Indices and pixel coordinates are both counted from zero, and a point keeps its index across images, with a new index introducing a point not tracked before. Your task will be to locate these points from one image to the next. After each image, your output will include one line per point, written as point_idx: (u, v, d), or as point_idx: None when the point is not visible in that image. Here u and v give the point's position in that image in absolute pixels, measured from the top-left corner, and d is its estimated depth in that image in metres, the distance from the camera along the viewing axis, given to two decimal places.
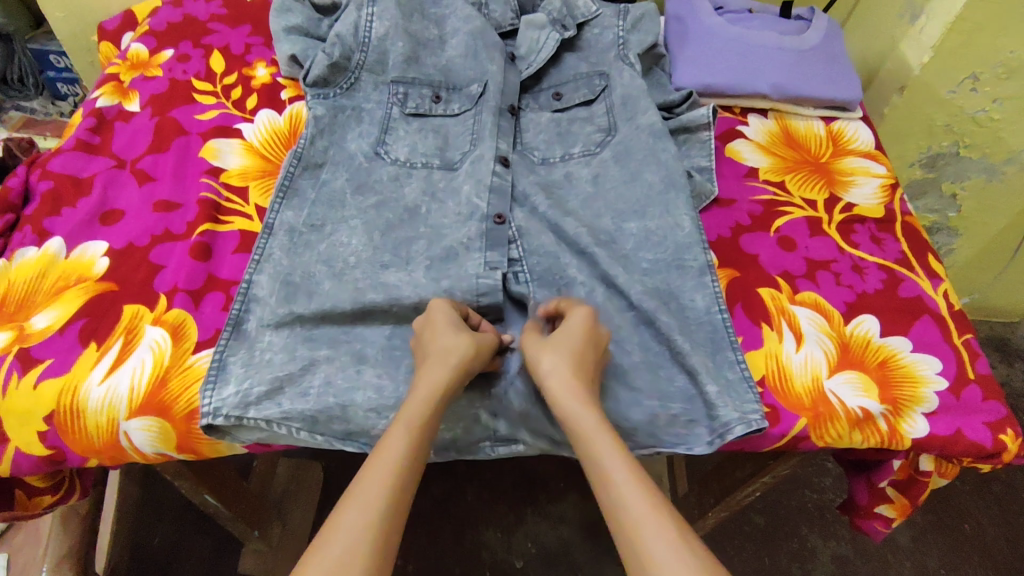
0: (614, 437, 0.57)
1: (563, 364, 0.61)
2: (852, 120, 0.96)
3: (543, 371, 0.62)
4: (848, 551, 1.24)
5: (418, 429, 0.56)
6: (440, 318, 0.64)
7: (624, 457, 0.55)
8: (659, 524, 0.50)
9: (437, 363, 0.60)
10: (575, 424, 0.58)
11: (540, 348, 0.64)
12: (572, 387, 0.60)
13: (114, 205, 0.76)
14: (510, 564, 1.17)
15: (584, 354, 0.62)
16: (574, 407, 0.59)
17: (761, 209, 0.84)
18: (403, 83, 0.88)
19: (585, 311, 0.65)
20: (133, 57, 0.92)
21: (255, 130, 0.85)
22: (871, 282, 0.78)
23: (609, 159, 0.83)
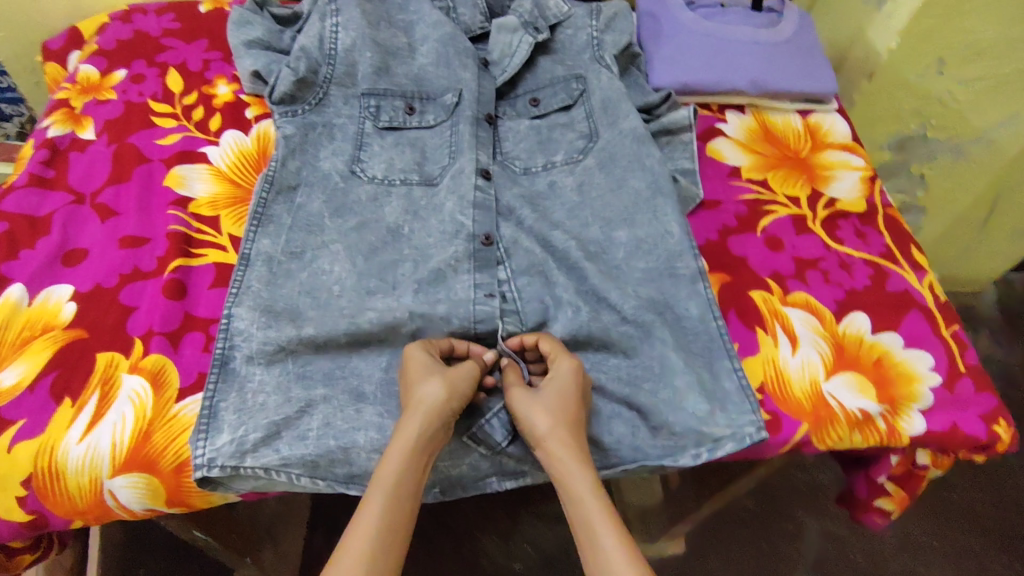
0: (604, 503, 0.56)
1: (553, 425, 0.59)
2: (828, 112, 0.97)
3: (535, 431, 0.60)
4: (840, 530, 1.24)
5: (397, 494, 0.56)
6: (416, 367, 0.62)
7: (613, 527, 0.55)
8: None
9: (413, 420, 0.58)
10: (566, 485, 0.58)
11: (530, 405, 0.61)
12: (566, 449, 0.58)
13: (77, 243, 0.71)
14: (509, 568, 1.15)
15: (574, 411, 0.60)
16: (567, 467, 0.58)
17: (746, 209, 0.84)
18: (375, 96, 0.85)
19: (572, 361, 0.62)
20: (83, 80, 0.87)
21: (221, 153, 0.80)
22: (859, 278, 0.78)
23: (593, 166, 0.81)
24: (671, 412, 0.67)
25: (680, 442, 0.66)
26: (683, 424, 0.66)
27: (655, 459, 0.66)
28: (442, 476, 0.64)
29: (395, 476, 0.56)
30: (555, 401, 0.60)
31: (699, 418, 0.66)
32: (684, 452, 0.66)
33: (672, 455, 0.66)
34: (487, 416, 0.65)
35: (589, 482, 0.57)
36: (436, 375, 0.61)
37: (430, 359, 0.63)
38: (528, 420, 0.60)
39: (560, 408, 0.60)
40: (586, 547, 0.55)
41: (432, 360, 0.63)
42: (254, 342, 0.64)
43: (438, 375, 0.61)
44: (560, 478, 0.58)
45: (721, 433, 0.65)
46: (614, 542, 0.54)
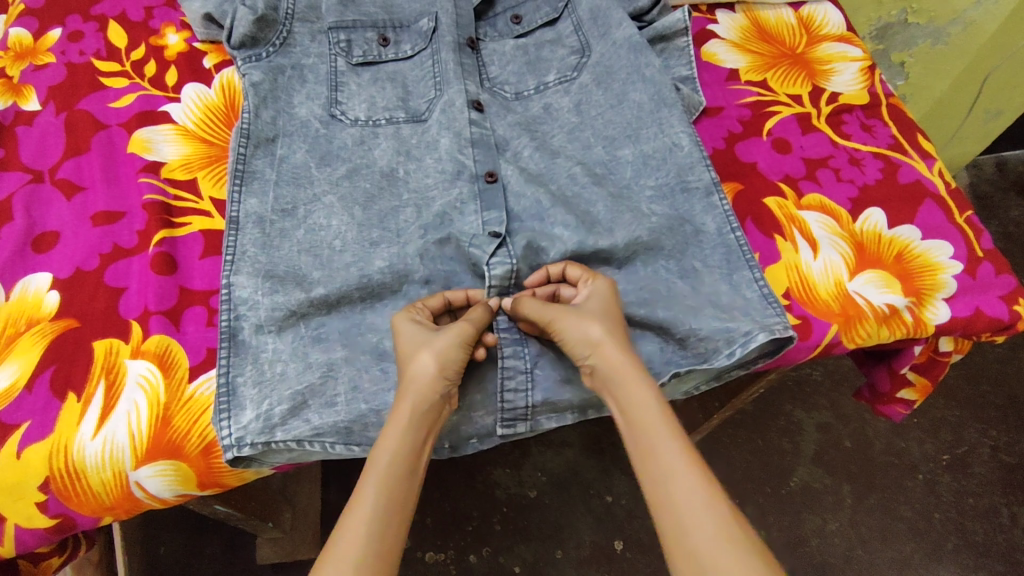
0: (665, 411, 0.55)
1: (607, 330, 0.59)
2: (820, 3, 0.92)
3: (586, 336, 0.58)
4: (832, 419, 1.28)
5: (393, 467, 0.52)
6: (404, 340, 0.58)
7: (673, 434, 0.54)
8: (705, 505, 0.49)
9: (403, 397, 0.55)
10: (626, 393, 0.56)
11: (581, 315, 0.59)
12: (623, 354, 0.58)
13: (45, 226, 0.65)
14: (524, 496, 1.16)
15: (620, 325, 0.61)
16: (626, 375, 0.57)
17: (750, 112, 0.80)
18: (343, 29, 0.77)
19: (609, 280, 0.63)
20: (15, 44, 0.78)
21: (184, 110, 0.73)
22: (870, 173, 0.77)
23: (589, 83, 0.77)
24: (692, 320, 0.64)
25: (710, 346, 0.63)
26: (708, 328, 0.63)
27: (684, 367, 0.63)
28: (478, 426, 0.62)
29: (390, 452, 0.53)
30: (603, 313, 0.60)
31: (721, 317, 0.64)
32: (717, 354, 0.62)
33: (705, 360, 0.63)
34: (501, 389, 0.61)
35: (651, 391, 0.56)
36: (425, 345, 0.57)
37: (420, 328, 0.58)
38: (580, 328, 0.59)
39: (613, 319, 0.60)
40: (646, 452, 0.54)
41: (422, 329, 0.58)
42: (263, 311, 0.60)
43: (422, 347, 0.57)
44: (618, 386, 0.57)
45: (749, 327, 0.62)
46: (675, 448, 0.53)
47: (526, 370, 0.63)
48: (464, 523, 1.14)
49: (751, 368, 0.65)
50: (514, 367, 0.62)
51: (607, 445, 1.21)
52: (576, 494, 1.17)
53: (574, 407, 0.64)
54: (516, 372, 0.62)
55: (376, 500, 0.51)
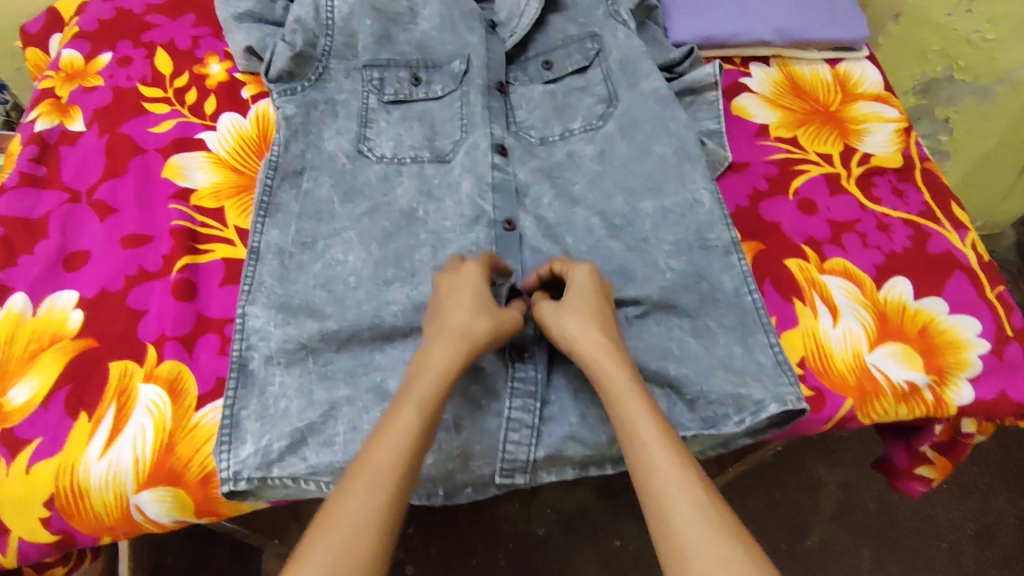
0: (646, 403, 0.52)
1: (580, 325, 0.58)
2: (859, 59, 0.91)
3: (562, 332, 0.58)
4: (853, 478, 1.23)
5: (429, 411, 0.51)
6: (462, 298, 0.58)
7: (655, 423, 0.51)
8: (692, 497, 0.46)
9: (455, 343, 0.55)
10: (606, 389, 0.54)
11: (558, 313, 0.59)
12: (598, 347, 0.56)
13: (77, 246, 0.68)
14: (532, 534, 1.15)
15: (603, 316, 0.59)
16: (605, 368, 0.55)
17: (777, 170, 0.79)
18: (377, 67, 0.79)
19: (589, 270, 0.62)
20: (66, 65, 0.82)
21: (219, 138, 0.76)
22: (898, 240, 0.74)
23: (614, 133, 0.77)
24: (704, 380, 0.62)
25: (719, 411, 0.61)
26: (720, 391, 0.61)
27: (691, 431, 0.60)
28: (474, 476, 0.60)
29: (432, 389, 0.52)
30: (585, 304, 0.59)
31: (733, 381, 0.62)
32: (726, 420, 0.61)
33: (714, 426, 0.61)
34: (501, 442, 0.59)
35: (631, 382, 0.54)
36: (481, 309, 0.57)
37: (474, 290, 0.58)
38: (558, 322, 0.59)
39: (590, 313, 0.58)
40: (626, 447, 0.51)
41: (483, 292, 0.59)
42: (273, 342, 0.62)
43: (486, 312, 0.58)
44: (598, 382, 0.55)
45: (762, 395, 0.60)
46: (657, 438, 0.50)
47: (531, 426, 0.60)
48: (467, 555, 1.13)
49: (759, 437, 0.63)
50: (520, 420, 0.60)
51: (619, 489, 1.19)
52: (585, 537, 1.15)
53: (576, 463, 0.61)
54: (521, 426, 0.60)
55: (411, 434, 0.49)
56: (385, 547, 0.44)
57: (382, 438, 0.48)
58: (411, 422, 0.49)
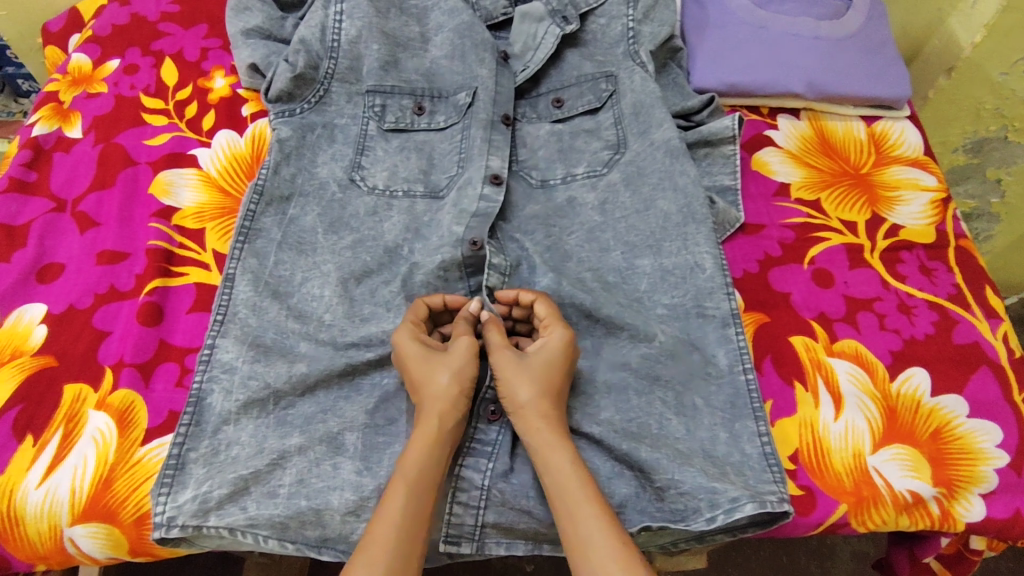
0: (582, 475, 0.52)
1: (535, 397, 0.55)
2: (898, 119, 0.85)
3: (514, 396, 0.56)
4: (872, 547, 1.01)
5: (421, 478, 0.52)
6: (413, 365, 0.57)
7: (593, 499, 0.51)
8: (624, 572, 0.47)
9: (433, 409, 0.55)
10: (543, 460, 0.53)
11: (515, 371, 0.57)
12: (545, 421, 0.55)
13: (54, 257, 0.67)
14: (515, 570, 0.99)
15: (557, 383, 0.57)
16: (545, 440, 0.54)
17: (793, 235, 0.73)
18: (380, 94, 0.77)
19: (567, 333, 0.59)
20: (75, 69, 0.82)
21: (212, 155, 0.74)
22: (921, 325, 0.68)
23: (618, 182, 0.72)
24: (676, 469, 0.56)
25: (690, 504, 0.56)
26: (692, 483, 0.56)
27: (657, 522, 0.56)
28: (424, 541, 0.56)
29: (418, 469, 0.52)
30: (541, 374, 0.57)
31: (710, 473, 0.56)
32: (696, 516, 0.55)
33: (683, 519, 0.56)
34: (448, 506, 0.55)
35: (568, 455, 0.53)
36: (445, 363, 0.57)
37: (423, 350, 0.57)
38: (511, 385, 0.56)
39: (545, 383, 0.56)
40: (566, 522, 0.51)
41: (434, 349, 0.58)
42: (237, 377, 0.59)
43: (462, 374, 0.57)
44: (538, 452, 0.54)
45: (737, 492, 0.55)
46: (593, 515, 0.50)
47: (480, 488, 0.56)
48: None
49: (739, 535, 0.57)
50: (470, 480, 0.56)
51: None
52: None
53: (528, 537, 0.56)
54: (470, 487, 0.56)
55: (403, 511, 0.50)
56: None
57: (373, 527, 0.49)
58: (398, 513, 0.50)
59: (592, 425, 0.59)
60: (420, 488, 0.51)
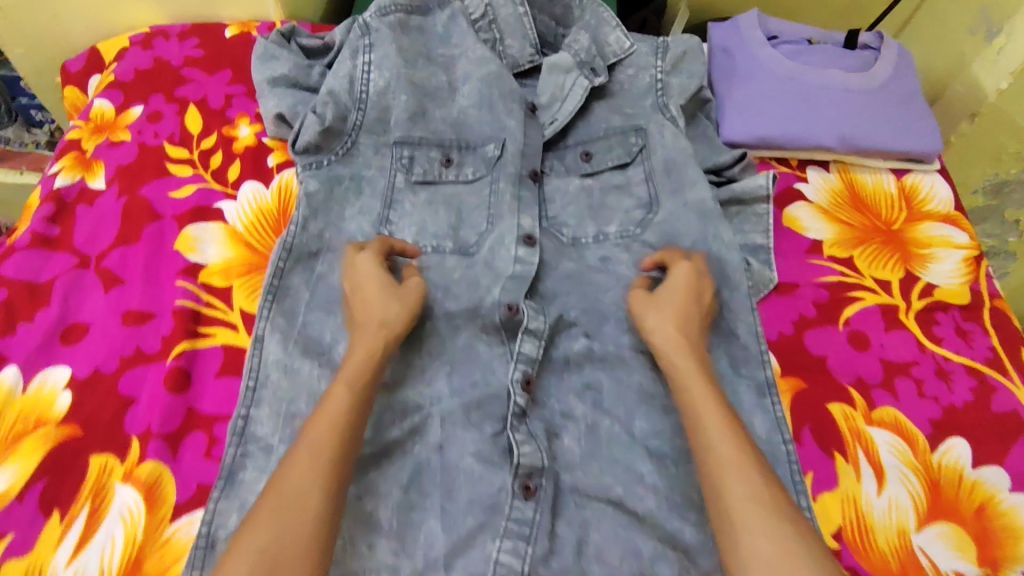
0: (714, 394, 0.54)
1: (681, 326, 0.60)
2: (929, 172, 0.84)
3: (656, 328, 0.60)
4: None
5: (362, 379, 0.54)
6: (364, 284, 0.61)
7: (720, 412, 0.53)
8: (753, 494, 0.48)
9: (371, 330, 0.58)
10: (678, 379, 0.56)
11: (649, 306, 0.62)
12: (679, 346, 0.58)
13: (78, 318, 0.66)
14: None
15: (689, 314, 0.61)
16: (679, 362, 0.57)
17: (827, 295, 0.73)
18: (408, 145, 0.76)
19: (687, 271, 0.64)
20: (96, 116, 0.80)
21: (237, 209, 0.73)
22: (959, 392, 0.67)
23: (651, 243, 0.72)
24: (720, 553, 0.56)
25: None
26: None
27: None
28: None
29: (356, 369, 0.55)
30: (674, 306, 0.61)
31: None
32: None
33: None
34: None
35: (701, 378, 0.56)
36: (387, 289, 0.61)
37: (375, 270, 0.62)
38: (647, 316, 0.61)
39: (674, 310, 0.60)
40: (694, 430, 0.53)
41: (381, 273, 0.62)
42: (274, 452, 0.57)
43: (395, 297, 0.61)
44: (673, 372, 0.57)
45: None
46: (722, 424, 0.52)
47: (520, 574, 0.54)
48: None
49: None
50: (509, 565, 0.54)
51: None
52: None
53: None
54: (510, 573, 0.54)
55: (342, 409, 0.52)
56: (335, 499, 0.48)
57: (314, 421, 0.51)
58: (337, 407, 0.52)
59: (631, 502, 0.58)
60: (362, 391, 0.53)
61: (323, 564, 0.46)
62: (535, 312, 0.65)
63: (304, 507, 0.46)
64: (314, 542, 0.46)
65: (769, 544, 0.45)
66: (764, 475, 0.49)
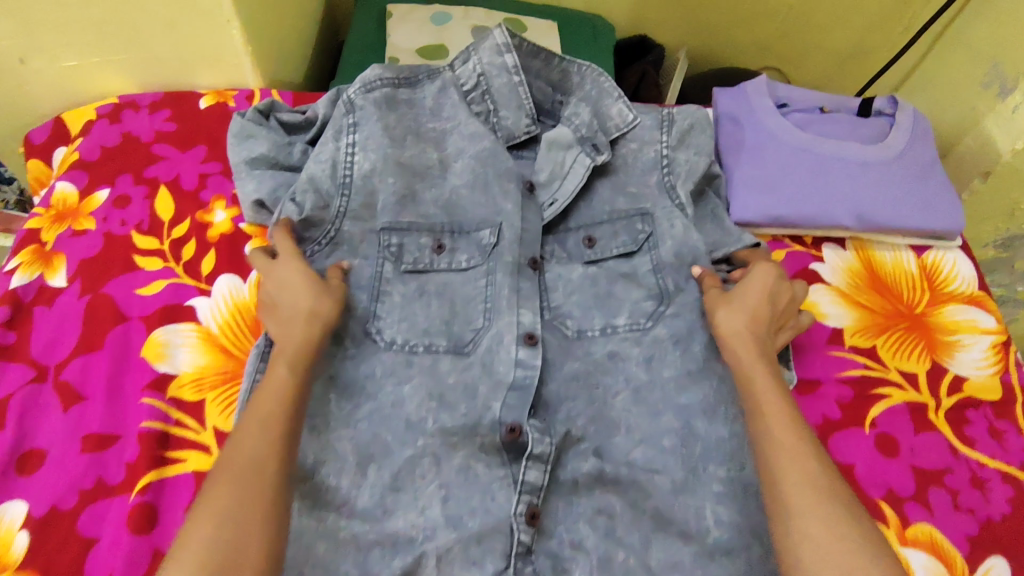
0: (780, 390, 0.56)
1: (750, 326, 0.62)
2: (949, 249, 0.79)
3: (724, 326, 0.62)
4: None
5: (301, 359, 0.56)
6: (286, 278, 0.61)
7: (786, 407, 0.54)
8: (804, 474, 0.49)
9: (299, 319, 0.58)
10: (744, 371, 0.58)
11: (723, 303, 0.64)
12: (750, 345, 0.60)
13: (35, 443, 0.59)
14: None
15: (763, 315, 0.63)
16: (748, 357, 0.59)
17: (851, 393, 0.68)
18: (396, 232, 0.70)
19: (770, 271, 0.65)
20: (59, 201, 0.74)
21: (211, 307, 0.67)
22: (996, 503, 0.63)
23: (665, 339, 0.66)
24: None
25: None
26: None
27: None
28: None
29: (294, 348, 0.56)
30: (751, 305, 0.63)
31: None
32: None
33: None
34: None
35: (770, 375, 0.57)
36: (308, 280, 0.61)
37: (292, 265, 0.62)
38: (717, 312, 0.64)
39: (747, 308, 0.62)
40: (758, 416, 0.55)
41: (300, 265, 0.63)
42: None
43: (320, 288, 0.61)
44: (739, 364, 0.59)
45: None
46: (786, 416, 0.53)
47: None
48: None
49: None
50: None
51: None
52: None
53: None
54: None
55: (287, 384, 0.53)
56: (286, 466, 0.49)
57: (260, 395, 0.52)
58: (281, 384, 0.53)
59: None
60: (302, 367, 0.55)
61: (282, 513, 0.47)
62: (540, 432, 0.60)
63: (258, 472, 0.47)
64: (278, 494, 0.47)
65: (819, 523, 0.47)
66: (818, 459, 0.50)
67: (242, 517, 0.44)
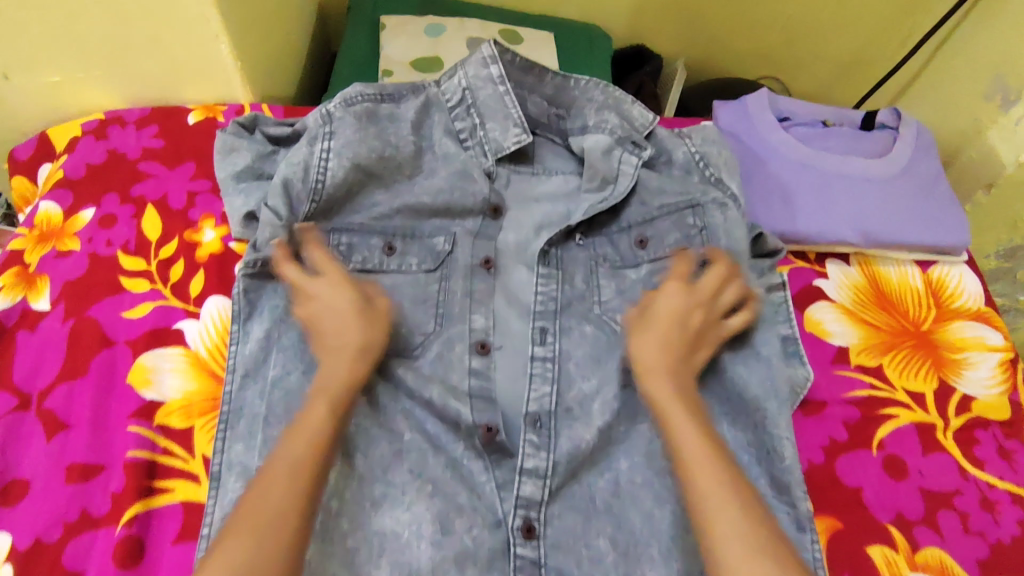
0: (703, 429, 0.51)
1: (663, 352, 0.56)
2: (955, 264, 0.78)
3: (638, 358, 0.56)
4: None
5: (346, 389, 0.54)
6: (324, 300, 0.59)
7: (705, 444, 0.50)
8: (736, 529, 0.45)
9: (346, 342, 0.56)
10: (660, 413, 0.53)
11: (641, 335, 0.57)
12: (667, 389, 0.54)
13: (19, 472, 0.57)
14: None
15: (675, 345, 0.57)
16: (660, 395, 0.54)
17: (857, 414, 0.66)
18: (345, 232, 0.66)
19: (676, 295, 0.60)
20: (43, 221, 0.72)
21: (200, 330, 0.65)
22: (1007, 526, 0.61)
23: None
24: None
25: None
26: None
27: None
28: None
29: (341, 379, 0.54)
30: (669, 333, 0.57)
31: None
32: None
33: None
34: None
35: (686, 414, 0.52)
36: (334, 295, 0.59)
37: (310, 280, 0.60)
38: (637, 347, 0.57)
39: (659, 336, 0.57)
40: (683, 467, 0.49)
41: (319, 279, 0.60)
42: None
43: (363, 311, 0.58)
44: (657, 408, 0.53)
45: None
46: (711, 465, 0.48)
47: None
48: None
49: None
50: None
51: None
52: None
53: None
54: None
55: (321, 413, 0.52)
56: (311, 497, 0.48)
57: (294, 428, 0.51)
58: (318, 419, 0.51)
59: None
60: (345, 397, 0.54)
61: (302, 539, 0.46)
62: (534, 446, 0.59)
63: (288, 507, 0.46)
64: (299, 522, 0.46)
65: None
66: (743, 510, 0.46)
67: (258, 539, 0.43)
